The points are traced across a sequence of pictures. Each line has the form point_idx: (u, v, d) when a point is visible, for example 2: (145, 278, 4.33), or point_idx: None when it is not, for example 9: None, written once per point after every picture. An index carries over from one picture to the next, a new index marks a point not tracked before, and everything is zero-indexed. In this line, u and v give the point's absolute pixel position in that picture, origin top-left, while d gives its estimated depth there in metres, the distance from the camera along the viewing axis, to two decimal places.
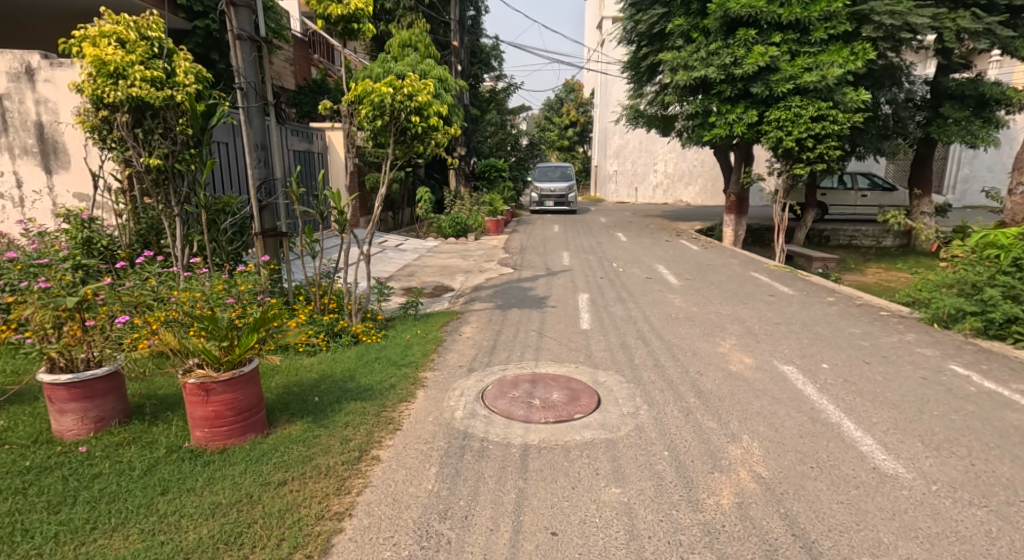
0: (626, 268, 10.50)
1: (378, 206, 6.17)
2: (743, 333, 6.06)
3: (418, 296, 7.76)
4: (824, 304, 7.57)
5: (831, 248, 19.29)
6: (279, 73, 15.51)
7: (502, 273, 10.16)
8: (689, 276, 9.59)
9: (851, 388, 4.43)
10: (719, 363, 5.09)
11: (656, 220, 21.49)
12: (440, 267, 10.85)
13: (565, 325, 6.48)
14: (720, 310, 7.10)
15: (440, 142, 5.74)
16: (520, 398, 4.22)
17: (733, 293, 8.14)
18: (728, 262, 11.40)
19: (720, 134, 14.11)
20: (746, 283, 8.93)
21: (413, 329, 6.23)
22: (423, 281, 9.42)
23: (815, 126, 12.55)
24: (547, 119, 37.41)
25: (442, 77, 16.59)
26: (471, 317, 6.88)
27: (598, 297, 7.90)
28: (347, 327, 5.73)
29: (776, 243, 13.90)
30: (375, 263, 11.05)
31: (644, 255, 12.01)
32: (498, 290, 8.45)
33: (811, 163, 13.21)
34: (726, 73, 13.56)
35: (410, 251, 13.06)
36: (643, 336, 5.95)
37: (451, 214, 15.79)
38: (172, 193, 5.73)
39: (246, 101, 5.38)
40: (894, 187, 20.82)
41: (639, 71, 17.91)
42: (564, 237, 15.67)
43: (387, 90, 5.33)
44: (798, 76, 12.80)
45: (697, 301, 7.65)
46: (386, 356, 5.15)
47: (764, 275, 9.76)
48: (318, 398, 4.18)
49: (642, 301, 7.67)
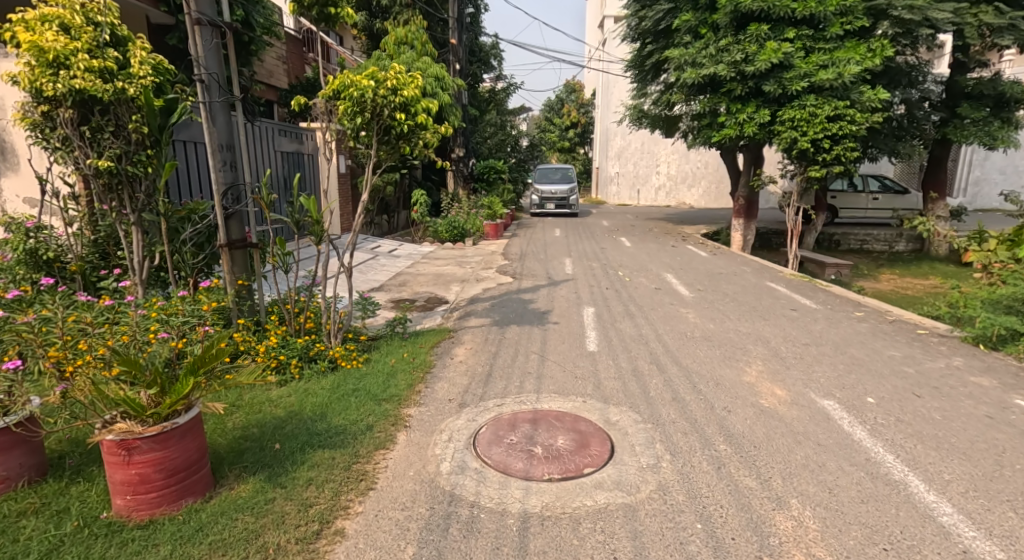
0: (633, 277, 9.85)
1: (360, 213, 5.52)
2: (769, 356, 5.40)
3: (407, 311, 7.09)
4: (852, 320, 6.90)
5: (841, 254, 18.61)
6: (272, 71, 14.86)
7: (500, 282, 9.50)
8: (701, 286, 8.93)
9: (908, 431, 3.78)
10: (748, 396, 4.44)
11: (660, 224, 20.81)
12: (434, 276, 10.19)
13: (569, 345, 5.83)
14: (740, 328, 6.44)
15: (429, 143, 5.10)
16: (519, 445, 3.59)
17: (752, 308, 7.46)
18: (741, 270, 10.75)
19: (729, 135, 13.44)
20: (764, 295, 8.25)
21: (401, 350, 5.56)
22: (415, 293, 8.74)
23: (832, 126, 11.88)
24: (547, 119, 36.75)
25: (439, 75, 16.01)
26: (465, 336, 6.20)
27: (605, 312, 7.25)
28: (324, 351, 5.07)
29: (789, 248, 13.25)
30: (366, 271, 10.42)
31: (651, 263, 11.34)
32: (496, 303, 7.79)
33: (827, 166, 12.51)
34: (737, 71, 12.92)
35: (404, 257, 12.43)
36: (659, 360, 5.31)
37: (447, 218, 15.13)
38: (127, 198, 5.09)
39: (208, 95, 4.72)
40: (906, 190, 20.16)
41: (644, 69, 17.25)
42: (566, 242, 15.00)
43: (367, 83, 4.67)
44: (813, 74, 12.15)
45: (714, 317, 6.99)
46: (365, 388, 4.49)
47: (782, 286, 9.09)
48: (278, 445, 3.52)
49: (653, 316, 7.00)
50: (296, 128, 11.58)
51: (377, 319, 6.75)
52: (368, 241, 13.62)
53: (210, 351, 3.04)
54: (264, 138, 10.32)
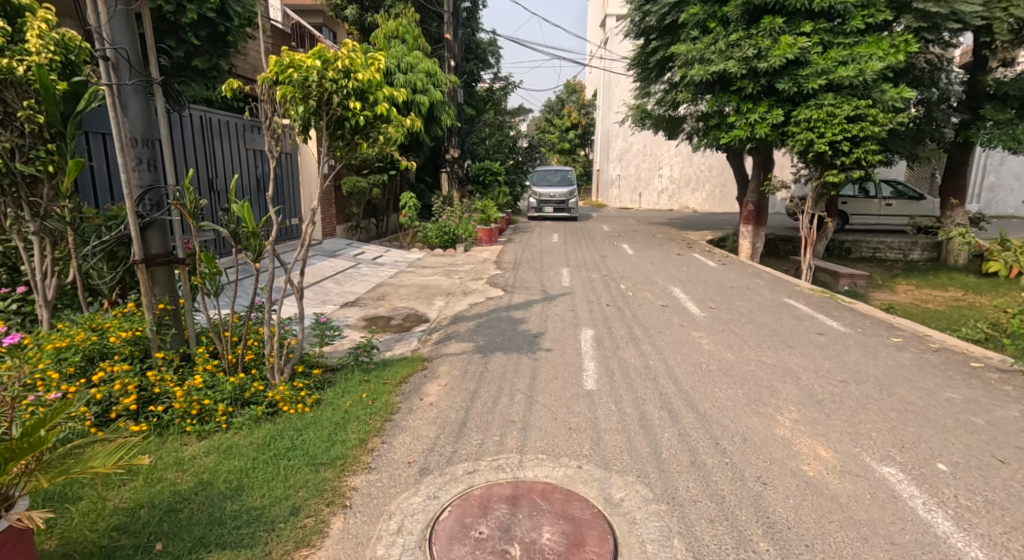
0: (636, 290, 8.96)
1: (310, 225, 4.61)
2: (804, 399, 4.48)
3: (377, 334, 6.18)
4: (890, 348, 5.97)
5: (853, 262, 17.76)
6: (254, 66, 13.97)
7: (489, 297, 8.60)
8: (713, 304, 8.01)
9: (1007, 523, 2.89)
10: (785, 457, 3.53)
11: (663, 229, 19.99)
12: (418, 288, 9.28)
13: (563, 381, 4.90)
14: (763, 359, 5.53)
15: (391, 139, 4.18)
16: (491, 544, 2.75)
17: (775, 332, 6.52)
18: (753, 283, 9.82)
19: (739, 136, 12.54)
20: (785, 315, 7.33)
21: (361, 387, 4.67)
22: (393, 308, 7.85)
23: (852, 127, 10.90)
24: (548, 120, 35.95)
25: (430, 71, 15.10)
26: (441, 367, 5.26)
27: (605, 335, 6.33)
28: (262, 393, 4.18)
29: (803, 258, 12.34)
30: (343, 282, 9.51)
31: (655, 274, 10.44)
32: (481, 323, 6.87)
33: (846, 169, 11.51)
34: (748, 67, 12.02)
35: (388, 265, 11.53)
36: (671, 403, 4.41)
37: (438, 222, 14.26)
38: (23, 203, 4.14)
39: (116, 75, 3.78)
40: (921, 195, 19.27)
41: (648, 68, 16.40)
42: (565, 249, 14.13)
43: (314, 65, 3.77)
44: (831, 71, 11.25)
45: (731, 343, 6.07)
46: (303, 446, 3.59)
47: (802, 304, 8.16)
48: (160, 547, 2.68)
49: (661, 342, 6.09)
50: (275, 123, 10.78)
51: (340, 346, 5.82)
52: (352, 247, 12.73)
53: (23, 436, 2.44)
54: (243, 137, 9.36)
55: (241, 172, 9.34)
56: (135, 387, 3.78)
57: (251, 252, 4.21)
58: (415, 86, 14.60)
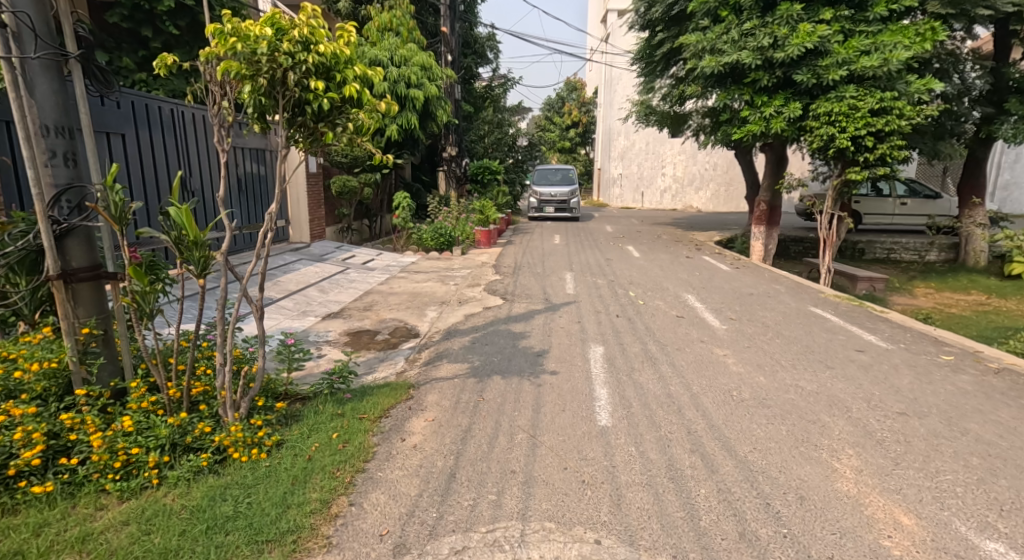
0: (647, 298, 8.24)
1: (269, 230, 3.83)
2: (861, 438, 3.75)
3: (356, 356, 5.46)
4: (944, 368, 5.23)
5: (867, 264, 17.04)
6: None
7: (486, 306, 7.87)
8: (733, 314, 7.28)
9: None
10: (855, 527, 2.84)
11: (667, 229, 19.29)
12: (409, 296, 8.55)
13: (572, 414, 4.17)
14: (802, 384, 4.78)
15: (362, 128, 3.41)
16: None
17: (809, 349, 5.77)
18: (772, 289, 9.08)
19: (753, 131, 11.78)
20: (815, 328, 6.59)
21: (332, 425, 3.93)
22: (380, 320, 7.10)
23: (876, 121, 10.16)
24: (547, 118, 35.28)
25: (425, 65, 14.37)
26: (429, 396, 4.54)
27: (617, 354, 5.61)
28: (208, 437, 3.42)
29: (821, 261, 11.61)
30: (328, 289, 8.79)
31: (665, 279, 9.71)
32: (477, 339, 6.15)
33: (869, 166, 10.76)
34: (763, 58, 11.29)
35: (379, 270, 10.81)
36: (704, 444, 3.69)
37: (434, 223, 13.55)
38: None
39: (17, 47, 3.11)
40: (938, 193, 18.49)
41: (654, 62, 15.65)
42: (567, 251, 13.41)
43: (264, 34, 3.02)
44: (853, 61, 10.55)
45: (762, 364, 5.32)
46: (247, 512, 2.88)
47: (831, 314, 7.41)
48: None
49: (682, 363, 5.35)
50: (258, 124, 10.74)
51: (313, 368, 5.09)
52: (342, 251, 12.05)
53: None
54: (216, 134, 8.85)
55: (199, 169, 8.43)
56: (42, 436, 3.04)
57: (191, 264, 3.46)
58: (409, 81, 13.88)
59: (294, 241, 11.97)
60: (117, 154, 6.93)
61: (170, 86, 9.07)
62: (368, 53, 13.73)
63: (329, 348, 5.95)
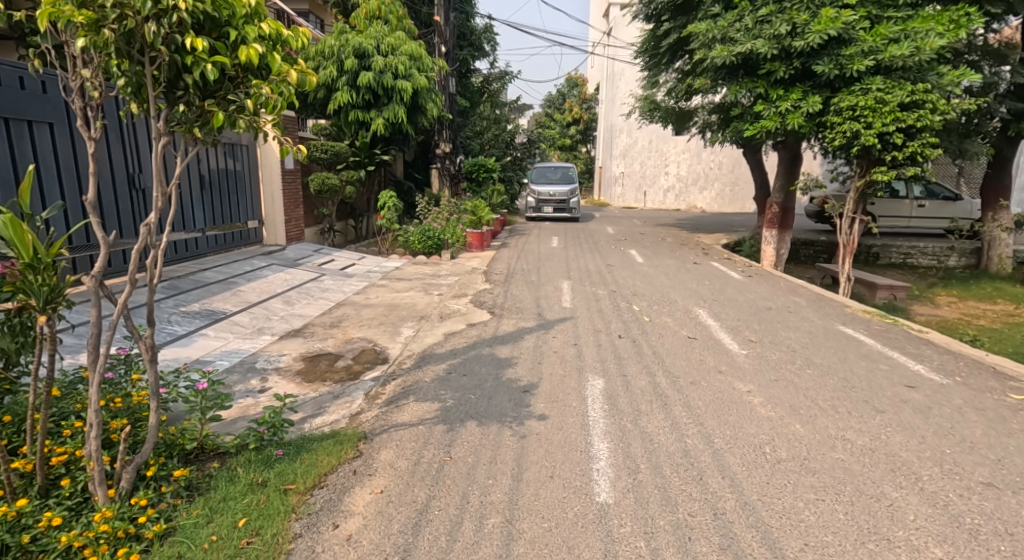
0: (652, 313, 7.32)
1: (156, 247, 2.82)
2: (945, 531, 2.83)
3: (301, 396, 4.52)
4: (1020, 413, 4.28)
5: (882, 269, 16.09)
6: None
7: (470, 322, 6.95)
8: (753, 335, 6.35)
9: None
10: None
11: (671, 232, 18.33)
12: (386, 309, 7.62)
13: (562, 482, 3.25)
14: (850, 436, 3.83)
15: (264, 108, 2.49)
16: None
17: (849, 384, 4.82)
18: (792, 303, 8.14)
19: (767, 128, 10.82)
20: (850, 354, 5.65)
21: (243, 502, 2.95)
22: (345, 341, 6.14)
23: (907, 115, 9.15)
24: (548, 115, 34.46)
25: (414, 54, 13.42)
26: (382, 452, 3.62)
27: (619, 390, 4.69)
28: (52, 533, 2.53)
29: (841, 269, 10.65)
30: (296, 300, 7.87)
31: (672, 290, 8.79)
32: (454, 368, 5.22)
33: (898, 166, 9.74)
34: (780, 47, 10.35)
35: (357, 276, 9.89)
36: (738, 538, 2.78)
37: (421, 224, 12.64)
38: None
39: None
40: (957, 194, 17.46)
41: (659, 54, 14.66)
42: (565, 255, 12.49)
43: None
44: (880, 50, 9.60)
45: (796, 405, 4.37)
46: None
47: (865, 335, 6.46)
48: None
49: (699, 404, 4.39)
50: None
51: (239, 412, 4.13)
52: (320, 254, 11.14)
53: None
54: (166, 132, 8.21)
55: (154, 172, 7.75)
56: None
57: (30, 295, 2.53)
58: (396, 71, 12.93)
59: (267, 243, 11.05)
60: (44, 146, 5.87)
61: None
62: (352, 41, 12.75)
63: (276, 379, 5.00)
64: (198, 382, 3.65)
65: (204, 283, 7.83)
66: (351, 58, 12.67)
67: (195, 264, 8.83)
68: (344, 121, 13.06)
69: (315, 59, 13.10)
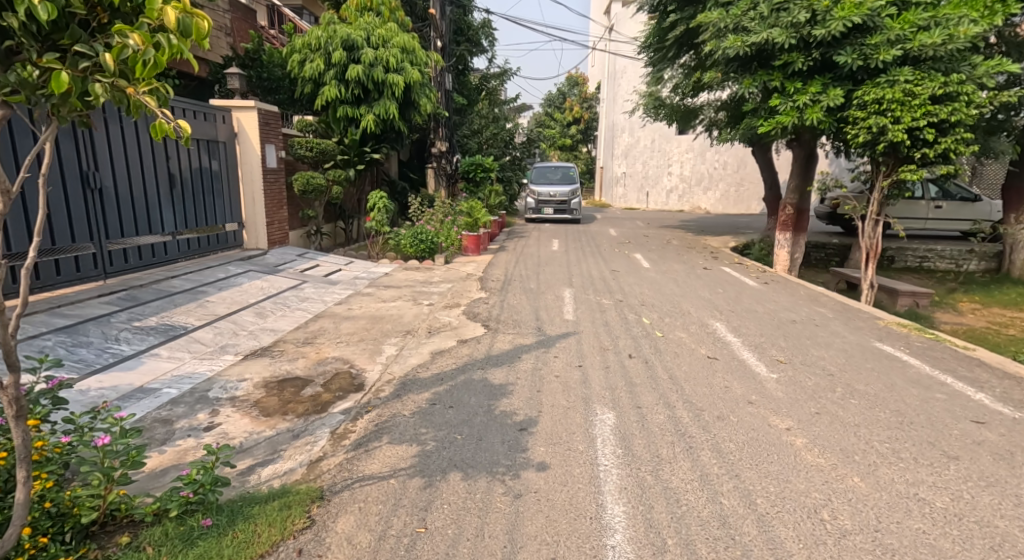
0: (664, 327, 6.57)
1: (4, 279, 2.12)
2: None
3: (250, 440, 3.75)
4: None
5: (897, 273, 15.33)
6: (183, 64, 11.87)
7: (460, 338, 6.18)
8: (782, 354, 5.59)
9: None
10: None
11: (677, 234, 17.60)
12: (368, 322, 6.86)
13: None
14: (925, 494, 3.08)
15: (128, 63, 2.13)
16: None
17: (906, 418, 4.07)
18: (816, 315, 7.39)
19: (783, 124, 10.06)
20: (897, 379, 4.90)
21: None
22: (317, 362, 5.39)
23: (939, 109, 8.39)
24: (548, 115, 33.80)
25: (407, 47, 12.64)
26: (341, 521, 2.89)
27: (632, 428, 3.92)
28: None
29: (864, 275, 9.89)
30: (269, 312, 7.12)
31: (683, 299, 8.05)
32: (438, 397, 4.46)
33: (928, 163, 9.00)
34: (799, 36, 9.61)
35: (342, 283, 9.15)
36: None
37: (413, 226, 11.89)
38: None
39: None
40: (975, 195, 16.69)
41: (664, 48, 13.91)
42: (566, 259, 11.77)
43: None
44: (909, 38, 8.87)
45: (848, 448, 3.62)
46: None
47: (907, 354, 5.70)
48: None
49: (731, 448, 3.64)
50: (200, 107, 9.02)
51: (165, 465, 3.40)
52: (304, 258, 10.39)
53: None
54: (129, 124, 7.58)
55: (108, 168, 7.22)
56: None
57: None
58: (388, 64, 12.22)
59: (248, 248, 10.29)
60: None
61: None
62: (341, 31, 11.88)
63: (229, 412, 4.24)
64: (105, 432, 2.93)
65: (168, 293, 7.09)
66: (339, 50, 11.86)
67: (165, 271, 8.08)
68: (332, 117, 12.28)
69: (301, 51, 12.10)
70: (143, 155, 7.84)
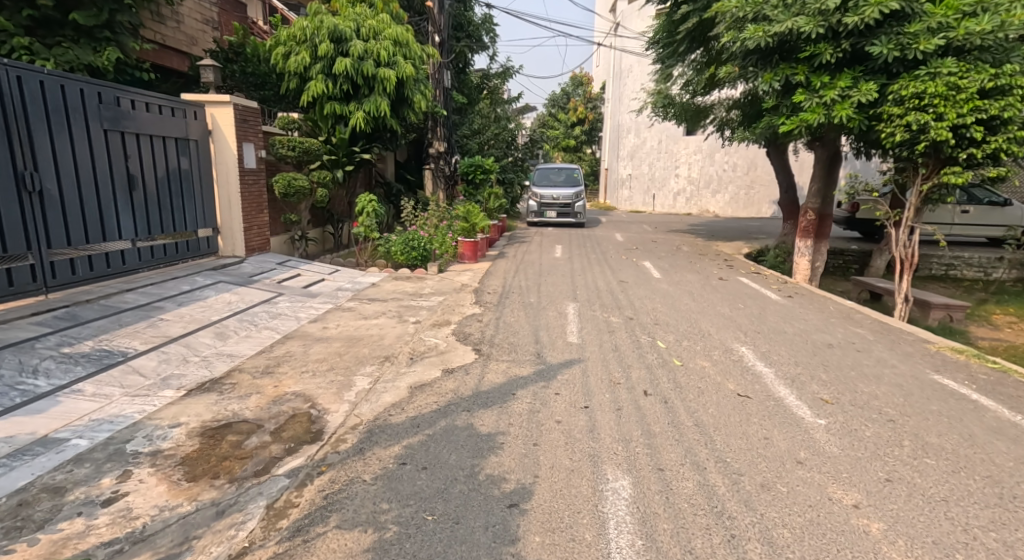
0: (684, 352, 5.67)
1: None
2: None
3: (156, 523, 2.89)
4: None
5: (921, 282, 14.39)
6: (161, 57, 11.02)
7: (446, 366, 5.30)
8: (828, 392, 4.68)
9: None
10: None
11: (686, 239, 16.70)
12: (343, 344, 5.98)
13: None
14: None
15: None
16: None
17: (1005, 491, 3.20)
18: (855, 337, 6.49)
19: (807, 122, 9.11)
20: (974, 427, 4.01)
21: None
22: (273, 399, 4.51)
23: (989, 104, 7.50)
24: (553, 116, 33.13)
25: (400, 40, 11.81)
26: None
27: (655, 506, 3.02)
28: None
29: (900, 287, 8.94)
30: (233, 332, 6.25)
31: (702, 317, 7.15)
32: (411, 454, 3.58)
33: (973, 165, 8.12)
34: (827, 25, 8.67)
35: (323, 296, 8.29)
36: None
37: (405, 232, 11.03)
38: None
39: None
40: (1006, 199, 15.70)
41: (675, 42, 13.00)
42: (570, 268, 10.89)
43: None
44: (952, 26, 7.99)
45: (943, 542, 2.78)
46: None
47: (975, 391, 4.81)
48: None
49: (787, 540, 2.78)
50: (168, 101, 8.14)
51: None
52: (284, 267, 9.51)
53: None
54: (77, 119, 6.73)
55: (49, 168, 6.38)
56: None
57: None
58: (379, 58, 11.36)
59: (223, 255, 9.42)
60: None
61: (71, 56, 7.53)
62: (327, 22, 10.99)
63: (144, 474, 3.35)
64: None
65: (117, 310, 6.23)
66: (326, 42, 10.99)
67: (121, 283, 7.23)
68: (318, 114, 11.39)
69: (286, 43, 11.26)
70: (97, 154, 7.00)
